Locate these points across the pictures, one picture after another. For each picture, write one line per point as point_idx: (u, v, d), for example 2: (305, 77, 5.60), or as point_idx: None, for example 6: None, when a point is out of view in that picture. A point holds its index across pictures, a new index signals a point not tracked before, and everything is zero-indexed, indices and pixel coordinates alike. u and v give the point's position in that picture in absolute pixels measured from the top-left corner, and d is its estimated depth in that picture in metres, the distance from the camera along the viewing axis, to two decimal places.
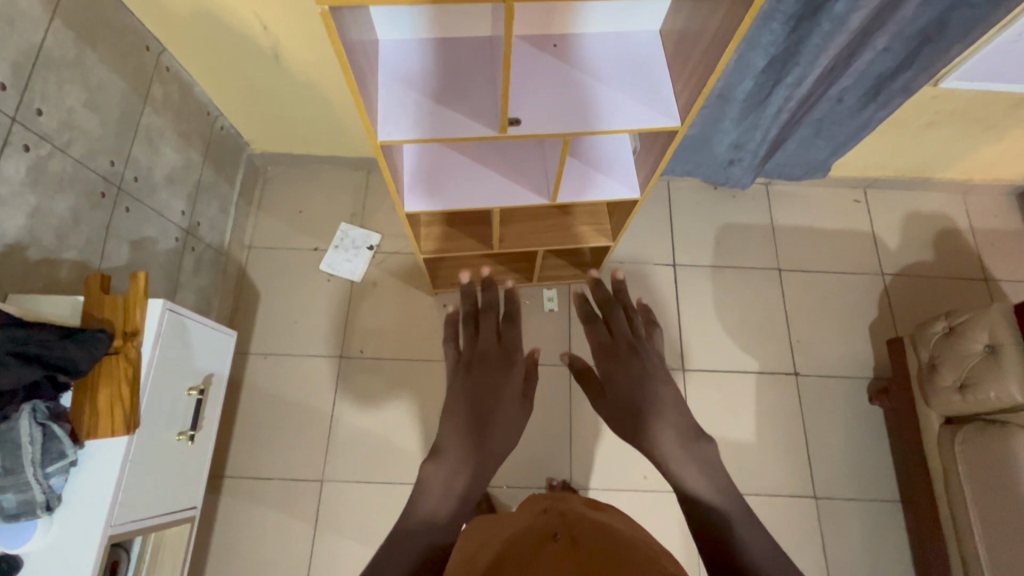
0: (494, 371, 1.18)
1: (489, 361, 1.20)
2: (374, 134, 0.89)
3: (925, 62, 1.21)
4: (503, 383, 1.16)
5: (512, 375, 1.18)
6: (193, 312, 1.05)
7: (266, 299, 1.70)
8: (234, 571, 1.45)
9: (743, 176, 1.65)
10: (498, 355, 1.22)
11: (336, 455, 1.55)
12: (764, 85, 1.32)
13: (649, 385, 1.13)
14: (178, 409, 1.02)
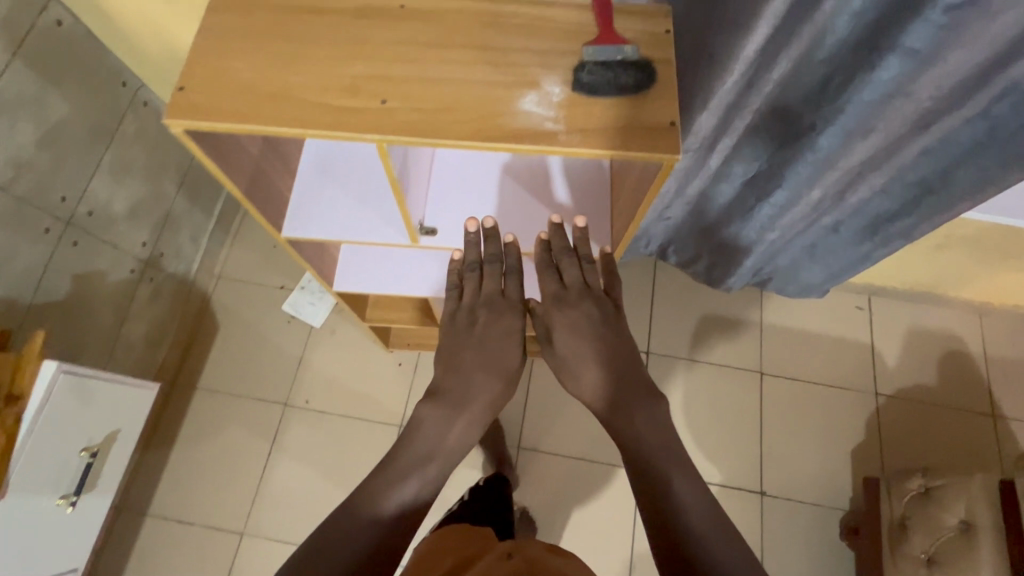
0: (487, 341, 0.80)
1: (481, 329, 0.81)
2: (278, 230, 0.82)
3: (927, 209, 1.07)
4: (493, 356, 0.79)
5: (508, 346, 0.80)
6: (101, 371, 1.01)
7: (221, 334, 1.66)
8: None
9: (719, 280, 1.52)
10: (493, 323, 0.81)
11: (261, 509, 1.50)
12: (731, 192, 1.22)
13: (611, 341, 0.78)
14: (67, 471, 0.99)
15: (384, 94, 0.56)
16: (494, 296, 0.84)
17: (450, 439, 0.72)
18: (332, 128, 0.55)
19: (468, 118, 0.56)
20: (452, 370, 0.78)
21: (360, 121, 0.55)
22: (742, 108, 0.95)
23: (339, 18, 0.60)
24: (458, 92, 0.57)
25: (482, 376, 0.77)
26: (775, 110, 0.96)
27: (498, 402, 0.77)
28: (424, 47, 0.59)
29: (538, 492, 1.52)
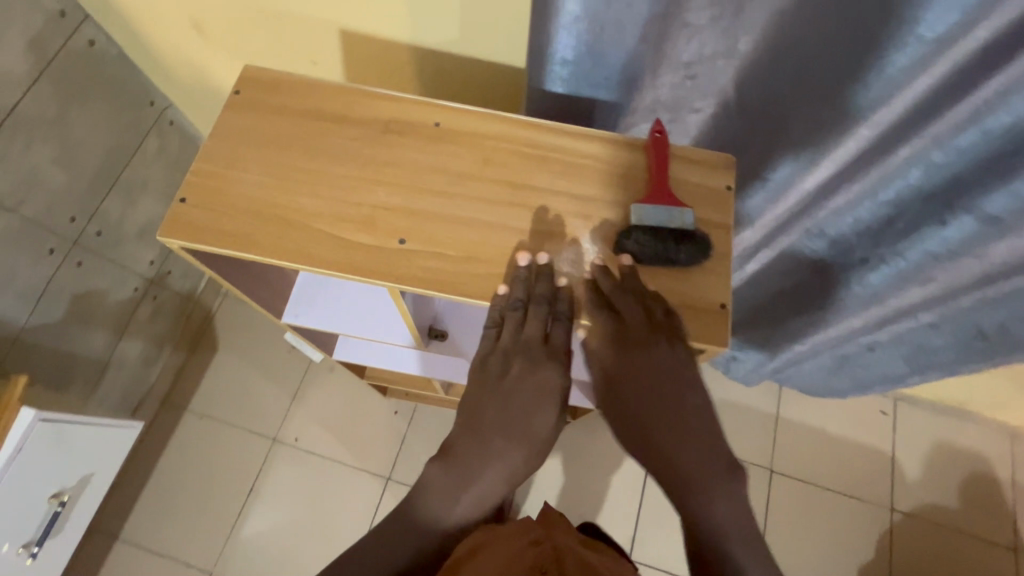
0: (517, 407, 0.61)
1: (510, 391, 0.61)
2: (279, 314, 0.79)
3: (974, 352, 1.00)
4: (523, 425, 0.61)
5: (542, 413, 0.61)
6: (81, 414, 0.98)
7: (219, 357, 1.62)
8: None
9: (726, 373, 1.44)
10: (526, 384, 0.61)
11: (235, 546, 1.45)
12: (751, 298, 1.15)
13: (681, 406, 0.61)
14: (33, 518, 0.94)
15: (404, 235, 0.61)
16: (535, 345, 0.61)
17: (466, 511, 0.63)
18: (350, 267, 0.60)
19: (482, 269, 0.61)
20: (472, 434, 0.62)
21: (379, 263, 0.60)
22: (793, 228, 0.87)
23: (380, 140, 0.65)
24: (476, 241, 0.62)
25: (505, 448, 0.61)
26: (828, 234, 0.88)
27: (524, 474, 0.63)
28: (453, 190, 0.64)
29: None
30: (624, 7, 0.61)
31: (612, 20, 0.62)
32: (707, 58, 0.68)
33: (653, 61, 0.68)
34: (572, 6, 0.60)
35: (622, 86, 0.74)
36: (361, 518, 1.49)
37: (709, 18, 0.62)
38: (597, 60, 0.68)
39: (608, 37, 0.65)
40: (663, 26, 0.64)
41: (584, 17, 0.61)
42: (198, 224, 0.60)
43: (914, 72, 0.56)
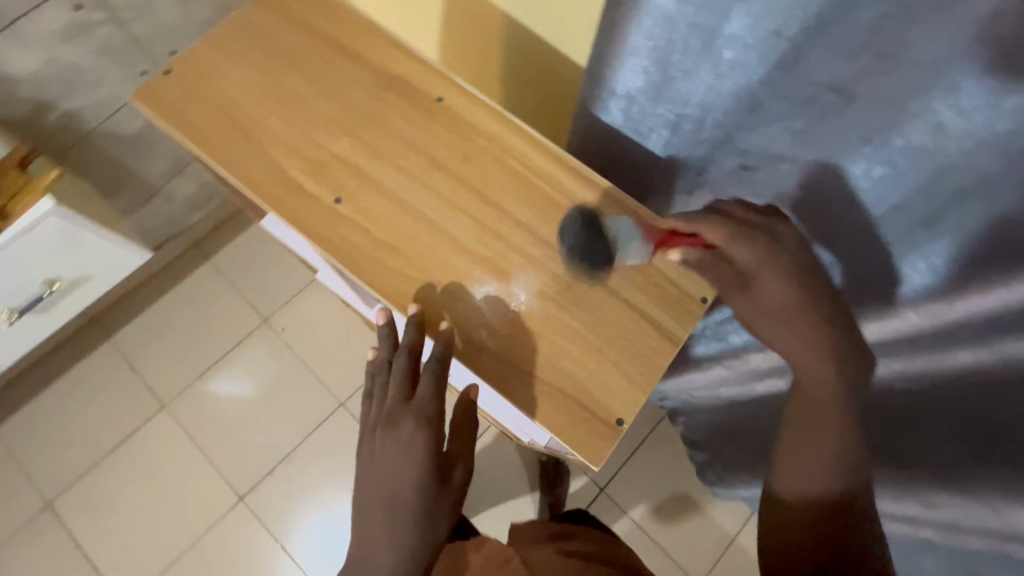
0: (388, 479, 0.58)
1: (379, 449, 0.59)
2: (262, 217, 0.83)
3: None
4: (400, 494, 0.58)
5: (411, 475, 0.57)
6: (94, 222, 1.06)
7: (250, 228, 1.69)
8: (48, 416, 1.52)
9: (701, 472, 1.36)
10: (391, 450, 0.58)
11: (191, 394, 1.56)
12: (745, 418, 1.08)
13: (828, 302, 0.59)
14: (23, 291, 1.05)
15: (343, 194, 0.61)
16: (394, 407, 0.59)
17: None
18: (283, 208, 0.60)
19: (399, 264, 0.60)
20: (359, 520, 0.60)
21: (307, 216, 0.60)
22: None
23: (376, 94, 0.65)
24: (407, 233, 0.61)
25: (386, 524, 0.58)
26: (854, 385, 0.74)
27: (430, 541, 0.58)
28: (422, 175, 0.62)
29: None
30: (693, 64, 0.56)
31: (677, 70, 0.58)
32: (771, 156, 0.62)
33: (714, 130, 0.63)
34: (640, 35, 0.55)
35: (671, 145, 0.69)
36: (302, 424, 1.55)
37: (783, 113, 0.56)
38: (653, 104, 0.64)
39: (672, 86, 0.60)
40: (728, 102, 0.59)
41: (652, 59, 0.57)
42: (183, 116, 0.63)
43: (987, 282, 0.49)
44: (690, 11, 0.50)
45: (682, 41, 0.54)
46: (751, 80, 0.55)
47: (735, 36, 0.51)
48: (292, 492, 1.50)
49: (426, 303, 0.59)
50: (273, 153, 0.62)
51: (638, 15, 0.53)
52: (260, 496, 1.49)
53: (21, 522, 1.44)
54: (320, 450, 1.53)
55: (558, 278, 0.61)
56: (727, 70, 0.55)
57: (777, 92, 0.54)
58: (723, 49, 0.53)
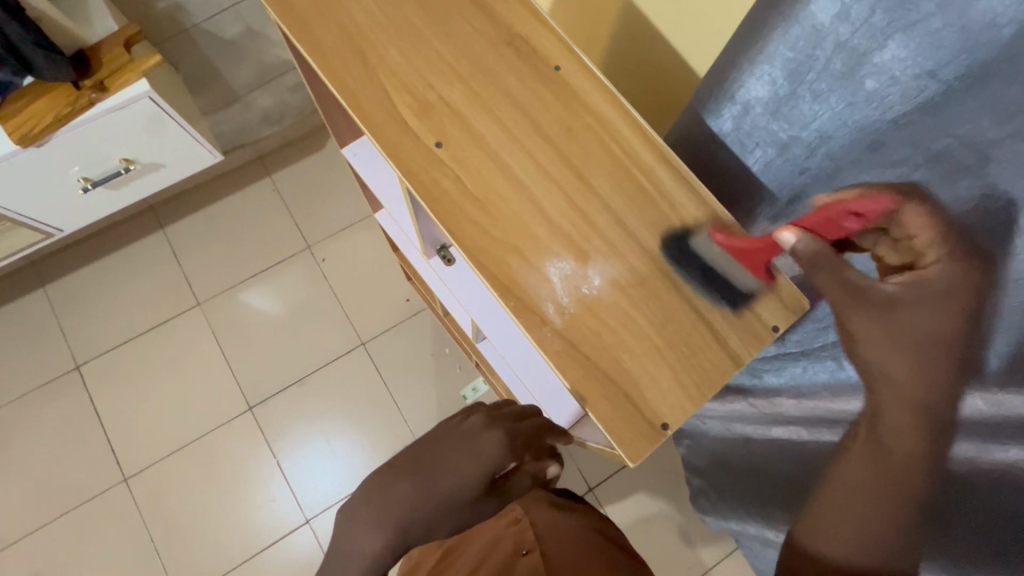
0: (444, 460, 0.61)
1: (458, 433, 0.63)
2: (345, 143, 0.84)
3: None
4: (443, 478, 0.60)
5: (465, 471, 0.60)
6: (180, 115, 1.09)
7: (315, 155, 1.72)
8: (92, 285, 1.59)
9: (693, 498, 1.36)
10: (466, 443, 0.62)
11: (226, 298, 1.61)
12: (757, 458, 1.05)
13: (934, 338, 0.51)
14: (100, 163, 1.08)
15: (445, 140, 0.61)
16: (496, 417, 0.64)
17: (364, 552, 0.59)
18: (383, 139, 0.60)
19: (478, 219, 0.60)
20: (389, 468, 0.62)
21: (405, 152, 0.60)
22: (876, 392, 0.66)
23: (494, 49, 0.64)
24: (497, 192, 0.60)
25: (407, 486, 0.60)
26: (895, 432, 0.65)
27: (441, 529, 0.59)
28: (524, 139, 0.62)
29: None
30: (827, 86, 0.55)
31: (806, 88, 0.57)
32: None
33: (821, 163, 0.60)
34: (784, 43, 0.56)
35: (771, 168, 0.67)
36: (322, 353, 1.59)
37: (901, 160, 0.52)
38: (770, 119, 0.63)
39: (796, 104, 0.60)
40: (848, 134, 0.56)
41: (786, 70, 0.58)
42: (307, 28, 0.63)
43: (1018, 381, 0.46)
44: (844, 29, 0.51)
45: (822, 58, 0.54)
46: (879, 115, 0.52)
47: (881, 63, 0.49)
48: (297, 414, 1.55)
49: (505, 268, 0.59)
50: (382, 82, 0.62)
51: (789, 20, 0.55)
52: (268, 410, 1.55)
53: (51, 377, 1.53)
54: (333, 382, 1.58)
55: (634, 270, 0.60)
56: (859, 98, 0.53)
57: (900, 133, 0.51)
58: (864, 74, 0.51)
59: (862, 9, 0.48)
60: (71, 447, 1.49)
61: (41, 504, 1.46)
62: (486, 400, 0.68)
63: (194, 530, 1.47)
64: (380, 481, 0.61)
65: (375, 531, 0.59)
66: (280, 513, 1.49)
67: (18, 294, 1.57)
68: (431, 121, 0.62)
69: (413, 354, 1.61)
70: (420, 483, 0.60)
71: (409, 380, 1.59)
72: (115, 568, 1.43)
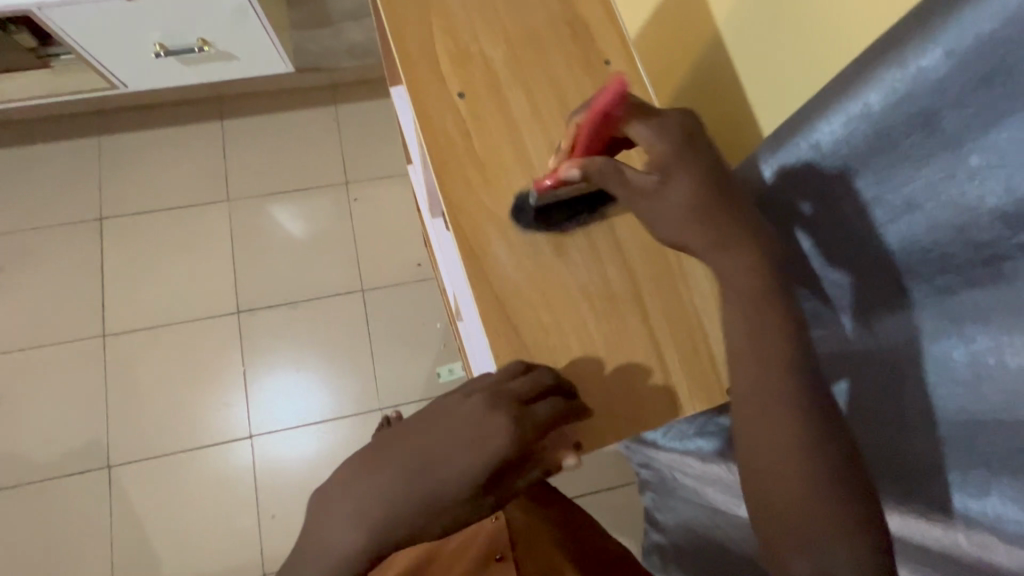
0: (430, 446, 0.52)
1: (458, 417, 0.52)
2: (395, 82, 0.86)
3: None
4: (424, 465, 0.51)
5: (460, 461, 0.51)
6: (266, 16, 1.12)
7: (385, 99, 1.75)
8: (141, 149, 1.65)
9: (646, 550, 1.32)
10: (461, 427, 0.52)
11: (256, 203, 1.65)
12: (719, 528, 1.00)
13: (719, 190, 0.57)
14: (179, 37, 1.12)
15: (467, 94, 0.63)
16: (504, 397, 0.53)
17: (337, 541, 0.50)
18: (419, 84, 0.63)
19: (474, 184, 0.62)
20: (370, 450, 0.53)
21: (429, 96, 0.63)
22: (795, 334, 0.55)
23: (560, 35, 0.66)
24: (506, 164, 0.62)
25: (401, 477, 0.51)
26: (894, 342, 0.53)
27: (428, 520, 0.50)
28: (547, 120, 0.64)
29: (338, 439, 1.52)
30: (927, 152, 0.49)
31: (907, 146, 0.50)
32: (950, 287, 0.51)
33: (899, 233, 0.54)
34: (881, 92, 0.49)
35: (847, 225, 0.60)
36: (323, 284, 1.61)
37: (989, 249, 0.46)
38: (852, 175, 0.57)
39: (885, 162, 0.53)
40: (937, 210, 0.49)
41: (882, 124, 0.51)
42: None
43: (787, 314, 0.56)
44: (962, 94, 0.44)
45: (924, 118, 0.47)
46: (978, 200, 0.45)
47: (996, 144, 0.43)
48: (279, 333, 1.57)
49: (479, 233, 0.61)
50: (436, 30, 0.65)
51: (889, 70, 0.48)
52: (252, 318, 1.57)
53: (74, 219, 1.59)
54: (321, 316, 1.59)
55: (604, 278, 0.62)
56: (959, 175, 0.47)
57: (993, 227, 0.45)
58: (972, 151, 0.45)
59: (984, 77, 0.42)
60: (68, 289, 1.55)
61: (23, 330, 1.52)
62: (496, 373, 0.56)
63: (146, 406, 1.50)
64: (360, 462, 0.52)
65: (352, 516, 0.50)
66: (229, 420, 1.51)
67: (73, 134, 1.64)
68: (462, 77, 0.64)
69: (405, 318, 1.61)
70: (409, 468, 0.51)
71: (393, 339, 1.59)
72: (64, 411, 1.47)
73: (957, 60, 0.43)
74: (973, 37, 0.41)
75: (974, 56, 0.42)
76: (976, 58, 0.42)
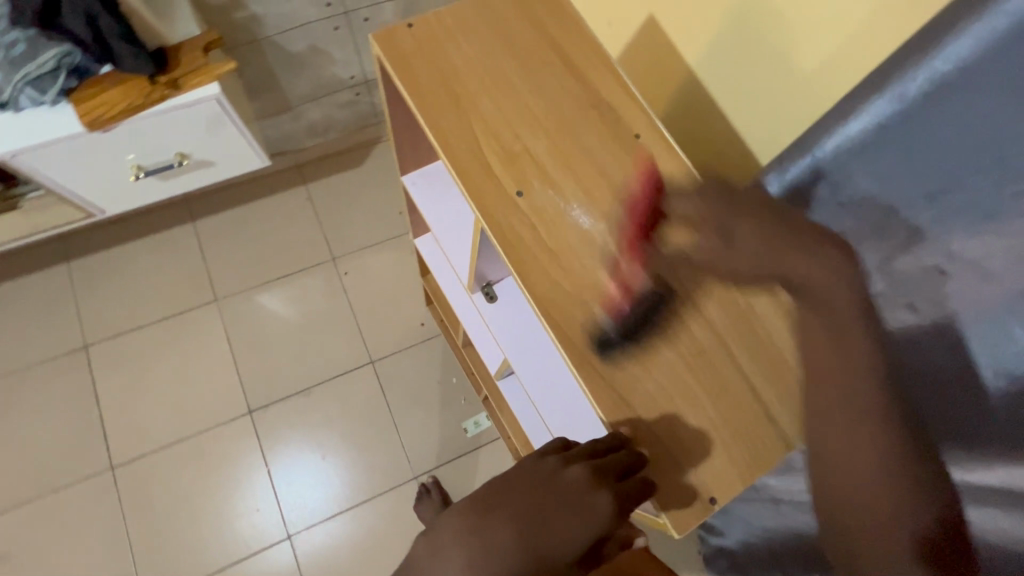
0: (541, 503, 0.56)
1: (567, 487, 0.57)
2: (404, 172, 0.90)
3: None
4: (544, 523, 0.55)
5: (573, 529, 0.55)
6: (241, 120, 1.13)
7: (354, 170, 1.77)
8: (114, 268, 1.61)
9: (708, 554, 1.35)
10: (570, 495, 0.57)
11: (244, 298, 1.62)
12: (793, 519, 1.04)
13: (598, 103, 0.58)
14: (156, 156, 1.11)
15: (524, 190, 0.68)
16: (605, 473, 0.58)
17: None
18: (471, 184, 0.67)
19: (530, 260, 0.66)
20: (487, 508, 0.56)
21: (492, 199, 0.67)
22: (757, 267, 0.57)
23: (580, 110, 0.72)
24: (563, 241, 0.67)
25: (517, 537, 0.54)
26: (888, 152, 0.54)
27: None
28: (601, 202, 0.69)
29: (376, 518, 1.48)
30: (942, 148, 0.54)
31: (921, 147, 0.56)
32: (977, 269, 0.54)
33: (919, 228, 0.58)
34: (879, 117, 0.57)
35: (864, 229, 0.63)
36: (331, 365, 1.59)
37: (1021, 227, 0.49)
38: (864, 181, 0.61)
39: (901, 165, 0.58)
40: (961, 198, 0.54)
41: (894, 129, 0.57)
42: (414, 79, 0.71)
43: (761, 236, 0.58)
44: (970, 95, 0.50)
45: (937, 121, 0.53)
46: (1003, 179, 0.50)
47: (1011, 131, 0.49)
48: (296, 423, 1.53)
49: (570, 321, 0.64)
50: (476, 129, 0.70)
51: (883, 96, 0.56)
52: (264, 414, 1.53)
53: (57, 353, 1.52)
54: (335, 397, 1.56)
55: (692, 338, 0.65)
56: (980, 164, 0.51)
57: (1022, 200, 0.49)
58: (987, 142, 0.51)
59: (986, 75, 0.49)
60: (62, 428, 1.47)
61: (21, 483, 1.42)
62: (593, 445, 0.61)
63: (171, 531, 1.42)
64: (479, 519, 0.56)
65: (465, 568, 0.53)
66: (260, 525, 1.45)
67: (38, 266, 1.58)
68: (510, 170, 0.69)
69: (419, 379, 1.60)
70: (526, 529, 0.55)
71: (411, 404, 1.58)
72: (83, 558, 1.38)
73: (961, 68, 0.50)
74: (969, 50, 0.49)
75: (976, 61, 0.49)
76: (963, 74, 0.50)
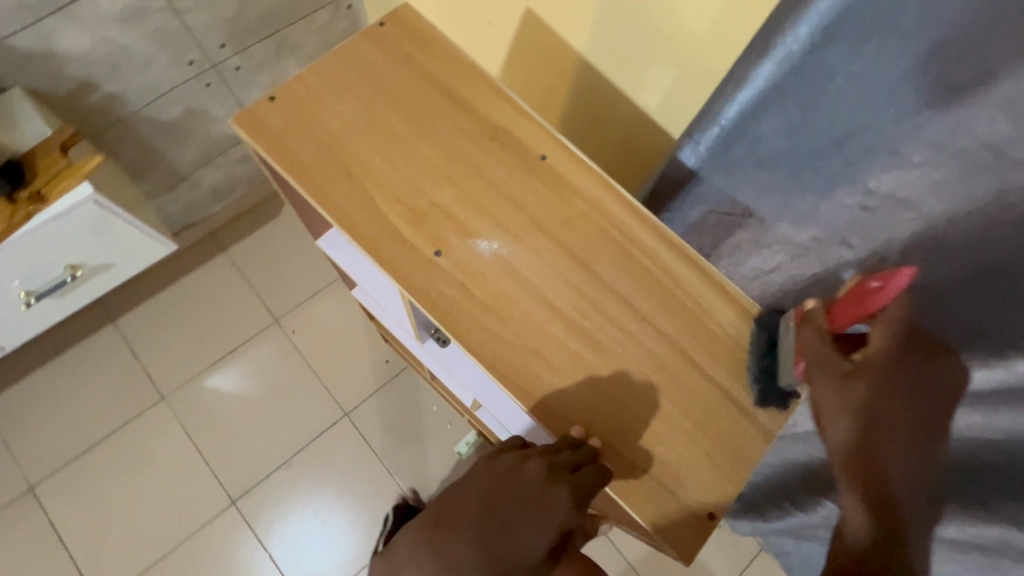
0: (499, 510, 0.58)
1: (524, 492, 0.58)
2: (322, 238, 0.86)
3: None
4: (503, 530, 0.57)
5: (535, 533, 0.57)
6: (129, 213, 1.04)
7: (272, 224, 1.67)
8: (38, 395, 1.47)
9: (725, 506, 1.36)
10: (525, 496, 0.58)
11: (192, 388, 1.51)
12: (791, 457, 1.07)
13: None
14: (42, 275, 1.00)
15: (442, 248, 0.69)
16: (559, 470, 0.59)
17: None
18: (383, 254, 0.67)
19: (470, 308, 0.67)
20: (446, 526, 0.58)
21: (409, 265, 0.68)
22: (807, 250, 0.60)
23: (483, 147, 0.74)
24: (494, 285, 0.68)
25: (477, 547, 0.56)
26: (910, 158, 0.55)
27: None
28: (524, 236, 0.71)
29: None
30: (836, 99, 0.62)
31: (818, 100, 0.64)
32: (893, 200, 0.63)
33: (835, 170, 0.67)
34: (771, 78, 0.65)
35: (789, 177, 0.72)
36: (304, 429, 1.52)
37: (919, 159, 0.58)
38: (775, 137, 0.70)
39: (801, 120, 0.66)
40: (863, 141, 0.62)
41: (783, 89, 0.65)
42: (305, 161, 0.70)
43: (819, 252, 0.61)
44: (843, 49, 0.58)
45: (818, 78, 0.62)
46: (891, 120, 0.58)
47: (884, 78, 0.57)
48: (283, 499, 1.46)
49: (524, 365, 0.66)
50: (379, 196, 0.71)
51: (769, 60, 0.64)
52: (247, 501, 1.45)
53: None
54: (318, 461, 1.50)
55: (646, 347, 0.67)
56: (872, 108, 0.59)
57: (908, 136, 0.58)
58: (871, 87, 0.58)
59: (851, 31, 0.57)
60: None
61: None
62: (548, 446, 0.63)
63: None
64: (439, 540, 0.57)
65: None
66: None
67: None
68: (426, 229, 0.70)
69: (399, 416, 1.55)
70: (485, 540, 0.56)
71: (398, 444, 1.53)
72: None
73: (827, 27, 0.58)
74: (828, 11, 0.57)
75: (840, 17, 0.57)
76: (832, 29, 0.58)
